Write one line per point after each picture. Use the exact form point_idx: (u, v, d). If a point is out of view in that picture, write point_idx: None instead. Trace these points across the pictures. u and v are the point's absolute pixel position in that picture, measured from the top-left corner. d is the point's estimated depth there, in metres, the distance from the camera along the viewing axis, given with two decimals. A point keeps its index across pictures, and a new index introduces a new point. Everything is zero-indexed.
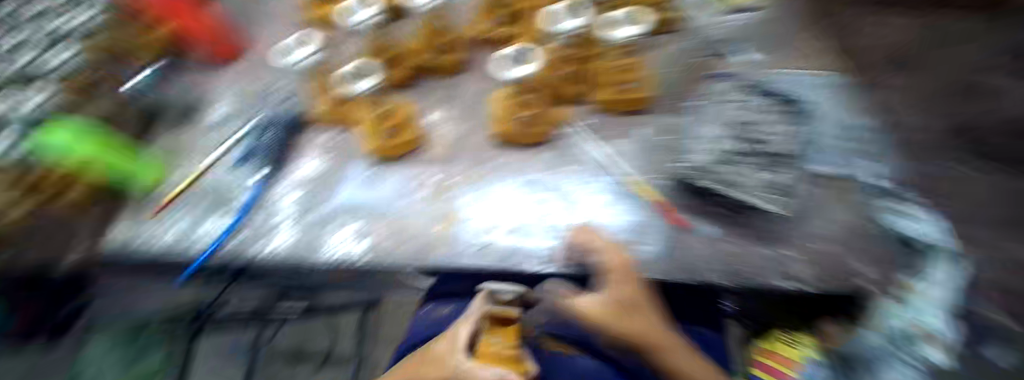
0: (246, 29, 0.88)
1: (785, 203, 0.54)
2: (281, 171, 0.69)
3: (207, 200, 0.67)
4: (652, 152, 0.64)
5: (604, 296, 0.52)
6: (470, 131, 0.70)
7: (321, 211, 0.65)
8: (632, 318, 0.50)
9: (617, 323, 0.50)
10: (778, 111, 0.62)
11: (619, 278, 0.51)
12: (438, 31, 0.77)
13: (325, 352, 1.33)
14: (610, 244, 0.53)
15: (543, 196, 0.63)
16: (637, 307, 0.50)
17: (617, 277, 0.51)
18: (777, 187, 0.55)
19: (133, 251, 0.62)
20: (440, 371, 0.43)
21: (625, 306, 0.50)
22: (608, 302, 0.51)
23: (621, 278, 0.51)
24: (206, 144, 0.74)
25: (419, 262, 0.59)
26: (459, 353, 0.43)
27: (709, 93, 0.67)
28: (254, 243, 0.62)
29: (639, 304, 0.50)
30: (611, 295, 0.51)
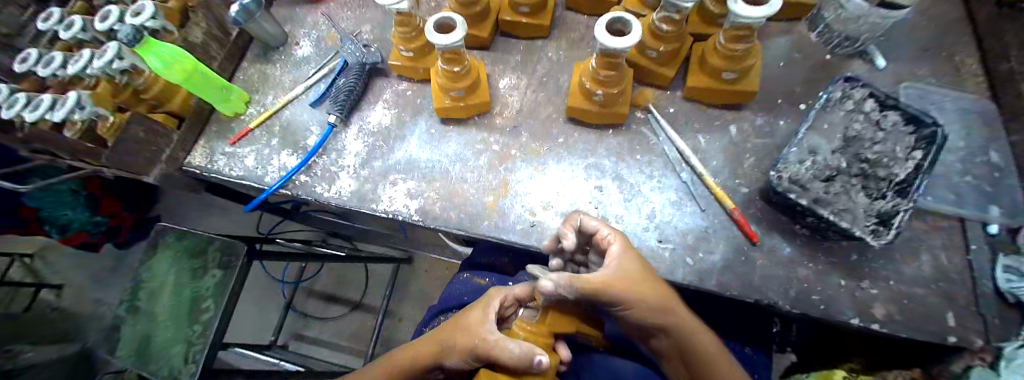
0: None
1: (886, 236, 0.46)
2: (351, 118, 0.70)
3: (282, 137, 0.71)
4: (735, 155, 0.58)
5: (614, 268, 0.40)
6: (545, 104, 0.68)
7: (381, 165, 0.65)
8: (640, 290, 0.40)
9: (632, 297, 0.39)
10: (902, 126, 0.51)
11: (615, 247, 0.42)
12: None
13: (356, 299, 1.40)
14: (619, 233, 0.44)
15: (605, 184, 0.59)
16: (643, 276, 0.41)
17: (616, 249, 0.42)
18: (881, 218, 0.47)
19: (215, 173, 0.69)
20: (467, 340, 0.42)
21: (630, 276, 0.40)
22: (617, 276, 0.40)
23: (617, 249, 0.42)
24: (289, 80, 0.77)
25: (463, 231, 0.58)
26: (489, 327, 0.42)
27: (839, 87, 0.54)
28: (313, 186, 0.64)
29: (642, 273, 0.41)
30: (619, 267, 0.40)
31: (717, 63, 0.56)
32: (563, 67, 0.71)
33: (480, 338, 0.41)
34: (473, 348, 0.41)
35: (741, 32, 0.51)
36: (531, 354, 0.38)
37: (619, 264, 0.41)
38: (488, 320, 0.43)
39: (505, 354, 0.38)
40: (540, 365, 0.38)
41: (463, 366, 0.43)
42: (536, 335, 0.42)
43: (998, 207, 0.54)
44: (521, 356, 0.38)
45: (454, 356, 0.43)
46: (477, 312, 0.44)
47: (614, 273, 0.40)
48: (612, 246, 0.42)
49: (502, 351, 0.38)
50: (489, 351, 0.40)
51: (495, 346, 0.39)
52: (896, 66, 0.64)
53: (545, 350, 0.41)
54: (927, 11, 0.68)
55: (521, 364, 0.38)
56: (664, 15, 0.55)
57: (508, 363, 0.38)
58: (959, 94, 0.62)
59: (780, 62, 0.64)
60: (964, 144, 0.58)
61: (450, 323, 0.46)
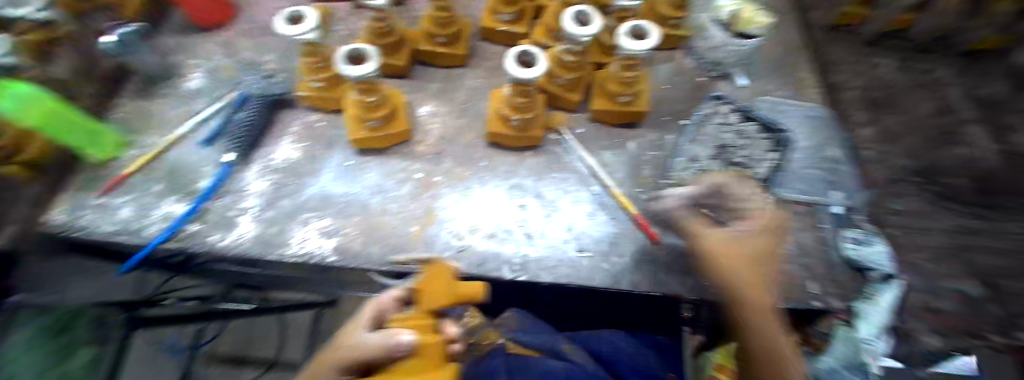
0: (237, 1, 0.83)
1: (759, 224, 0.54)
2: (253, 156, 0.65)
3: (166, 182, 0.62)
4: (636, 166, 0.65)
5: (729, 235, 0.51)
6: (465, 129, 0.69)
7: (289, 204, 0.61)
8: (746, 266, 0.48)
9: (730, 267, 0.49)
10: (754, 134, 0.64)
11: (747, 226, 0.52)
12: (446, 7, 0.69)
13: (271, 357, 1.25)
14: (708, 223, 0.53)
15: (527, 202, 0.62)
16: (757, 255, 0.50)
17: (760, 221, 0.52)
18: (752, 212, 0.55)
19: (77, 232, 0.57)
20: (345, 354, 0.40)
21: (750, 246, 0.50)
22: (736, 241, 0.50)
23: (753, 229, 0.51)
24: (175, 117, 0.69)
25: (387, 265, 0.56)
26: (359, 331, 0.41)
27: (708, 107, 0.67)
28: (205, 235, 0.57)
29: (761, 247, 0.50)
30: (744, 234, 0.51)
31: (615, 88, 0.64)
32: (480, 93, 0.73)
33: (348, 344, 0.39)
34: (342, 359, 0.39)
35: (630, 61, 0.60)
36: (393, 336, 0.36)
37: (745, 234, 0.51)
38: (362, 328, 0.42)
39: (365, 349, 0.37)
40: (402, 346, 0.36)
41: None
42: (414, 318, 0.40)
43: (837, 193, 0.67)
44: (377, 343, 0.36)
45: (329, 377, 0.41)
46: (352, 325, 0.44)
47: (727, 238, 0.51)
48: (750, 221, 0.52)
49: (364, 346, 0.37)
50: (355, 355, 0.38)
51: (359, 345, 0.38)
52: (752, 84, 0.77)
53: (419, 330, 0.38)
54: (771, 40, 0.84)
55: (383, 353, 0.36)
56: (568, 47, 0.62)
57: (373, 357, 0.36)
58: (800, 105, 0.76)
59: (665, 85, 0.74)
60: (807, 144, 0.71)
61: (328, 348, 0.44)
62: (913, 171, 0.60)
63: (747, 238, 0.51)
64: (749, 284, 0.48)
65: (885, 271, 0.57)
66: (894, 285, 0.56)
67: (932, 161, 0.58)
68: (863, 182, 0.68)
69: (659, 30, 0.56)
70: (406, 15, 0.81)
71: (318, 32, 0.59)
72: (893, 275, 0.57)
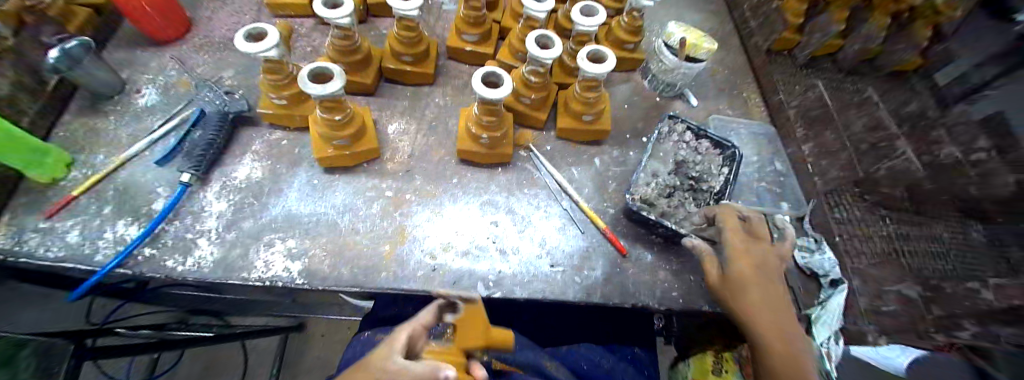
0: (193, 16, 0.81)
1: None
2: (213, 175, 0.62)
3: (116, 204, 0.59)
4: (602, 181, 0.67)
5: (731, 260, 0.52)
6: (434, 146, 0.70)
7: (251, 226, 0.59)
8: (753, 288, 0.48)
9: (741, 286, 0.49)
10: (714, 147, 0.66)
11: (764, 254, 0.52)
12: (411, 28, 0.69)
13: None
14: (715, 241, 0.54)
15: (499, 218, 0.63)
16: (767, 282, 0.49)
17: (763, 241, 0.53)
18: None
19: (25, 256, 0.53)
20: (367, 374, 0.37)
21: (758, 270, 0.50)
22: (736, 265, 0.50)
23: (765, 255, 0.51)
24: (126, 135, 0.66)
25: (357, 286, 0.55)
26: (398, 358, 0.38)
27: (673, 121, 0.68)
28: (161, 261, 0.54)
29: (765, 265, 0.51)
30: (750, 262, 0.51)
31: (578, 108, 0.65)
32: (449, 111, 0.74)
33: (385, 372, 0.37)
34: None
35: (590, 83, 0.62)
36: (440, 369, 0.36)
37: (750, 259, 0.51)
38: (393, 352, 0.39)
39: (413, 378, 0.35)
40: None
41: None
42: (448, 355, 0.41)
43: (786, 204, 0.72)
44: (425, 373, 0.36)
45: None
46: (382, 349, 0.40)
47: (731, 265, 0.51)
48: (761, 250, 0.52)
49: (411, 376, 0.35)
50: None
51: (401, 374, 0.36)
52: (707, 102, 0.82)
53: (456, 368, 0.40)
54: (722, 62, 0.90)
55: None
56: (532, 68, 0.62)
57: None
58: (750, 122, 0.82)
59: (626, 103, 0.77)
60: (758, 159, 0.77)
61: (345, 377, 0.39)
62: (852, 182, 0.65)
63: (761, 260, 0.51)
64: (755, 312, 0.47)
65: (832, 276, 0.62)
66: (841, 288, 0.60)
67: (867, 171, 0.62)
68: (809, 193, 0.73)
69: (615, 54, 0.59)
70: (371, 34, 0.82)
71: (279, 50, 0.58)
72: (840, 279, 0.61)
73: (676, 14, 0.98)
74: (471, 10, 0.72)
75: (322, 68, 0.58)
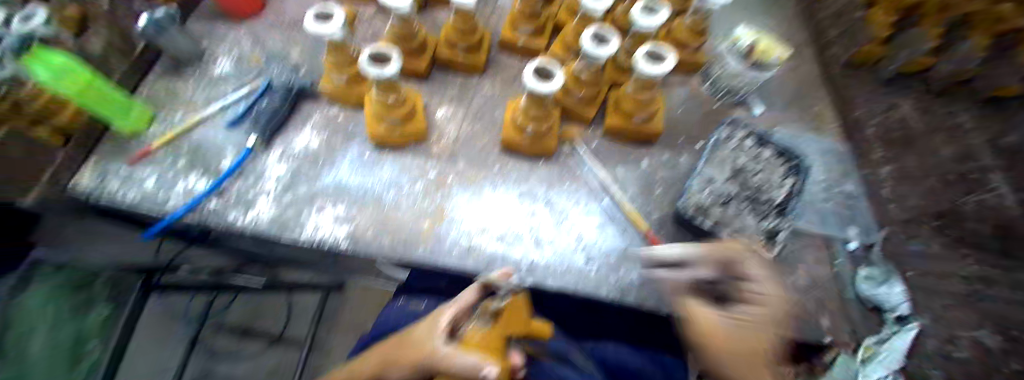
0: None
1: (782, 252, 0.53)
2: (279, 139, 0.67)
3: (191, 159, 0.65)
4: (648, 184, 0.65)
5: (729, 323, 0.44)
6: (479, 133, 0.71)
7: (306, 190, 0.63)
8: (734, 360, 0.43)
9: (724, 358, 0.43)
10: (776, 157, 0.61)
11: (759, 311, 0.44)
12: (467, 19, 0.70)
13: (276, 333, 1.28)
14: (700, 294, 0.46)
15: (537, 209, 0.63)
16: (766, 348, 0.42)
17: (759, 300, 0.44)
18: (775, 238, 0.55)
19: (106, 197, 0.61)
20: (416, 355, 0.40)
21: (755, 338, 0.43)
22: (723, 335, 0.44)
23: (759, 314, 0.44)
24: (205, 98, 0.72)
25: (396, 258, 0.57)
26: (437, 340, 0.41)
27: (733, 126, 0.65)
28: (225, 213, 0.60)
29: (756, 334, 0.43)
30: (739, 324, 0.44)
31: (630, 107, 0.63)
32: (497, 101, 0.75)
33: (427, 352, 0.40)
34: (420, 364, 0.40)
35: (647, 83, 0.59)
36: (481, 366, 0.36)
37: (743, 320, 0.44)
38: (435, 336, 0.41)
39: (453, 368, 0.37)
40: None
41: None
42: (490, 342, 0.41)
43: (854, 229, 0.66)
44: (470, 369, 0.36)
45: (398, 372, 0.42)
46: (425, 327, 0.44)
47: (726, 328, 0.44)
48: (756, 307, 0.44)
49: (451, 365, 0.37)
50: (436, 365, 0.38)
51: (443, 359, 0.38)
52: (771, 113, 0.77)
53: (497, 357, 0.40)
54: (792, 70, 0.84)
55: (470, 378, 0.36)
56: (584, 65, 0.61)
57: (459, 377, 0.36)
58: (819, 137, 0.76)
59: (681, 107, 0.74)
60: (825, 177, 0.71)
61: (395, 344, 0.45)
62: (935, 213, 0.59)
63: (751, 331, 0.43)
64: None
65: (899, 313, 0.57)
66: (908, 328, 0.55)
67: (956, 204, 0.56)
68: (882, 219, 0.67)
69: (677, 55, 0.57)
70: (428, 21, 0.84)
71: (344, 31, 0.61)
72: (908, 317, 0.56)
73: (743, 17, 0.92)
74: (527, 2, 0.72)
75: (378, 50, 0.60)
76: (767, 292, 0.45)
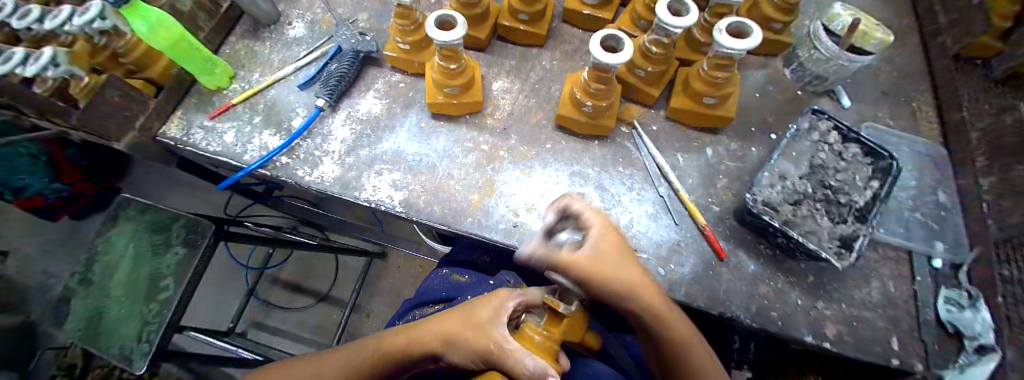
0: None
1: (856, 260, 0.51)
2: (344, 102, 0.70)
3: (264, 115, 0.70)
4: (710, 174, 0.62)
5: (587, 251, 0.46)
6: (536, 109, 0.69)
7: (365, 154, 0.65)
8: (615, 272, 0.45)
9: (605, 278, 0.45)
10: (857, 159, 0.57)
11: (592, 233, 0.47)
12: None
13: (324, 291, 1.40)
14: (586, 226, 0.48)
15: (588, 191, 0.61)
16: (620, 263, 0.46)
17: (594, 231, 0.47)
18: (852, 245, 0.51)
19: (190, 146, 0.67)
20: (483, 342, 0.45)
21: (607, 255, 0.46)
22: (596, 259, 0.46)
23: (596, 232, 0.47)
24: (279, 59, 0.76)
25: (447, 225, 0.59)
26: (503, 332, 0.44)
27: (824, 118, 0.59)
28: (291, 170, 0.64)
29: (619, 256, 0.47)
30: (592, 248, 0.46)
31: (700, 89, 0.59)
32: (556, 75, 0.73)
33: (494, 342, 0.44)
34: (487, 352, 0.44)
35: (723, 61, 0.55)
36: (545, 375, 0.40)
37: (597, 245, 0.47)
38: (501, 325, 0.45)
39: (520, 369, 0.41)
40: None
41: (466, 365, 0.47)
42: (548, 343, 0.43)
43: (941, 244, 0.60)
44: (534, 374, 0.40)
45: (465, 353, 0.46)
46: (490, 311, 0.47)
47: (587, 254, 0.46)
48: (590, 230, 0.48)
49: (518, 363, 0.41)
50: (499, 357, 0.43)
51: (509, 355, 0.42)
52: (859, 107, 0.70)
53: (550, 359, 0.43)
54: (891, 60, 0.75)
55: (531, 378, 0.40)
56: (655, 38, 0.57)
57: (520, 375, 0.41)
58: (913, 138, 0.68)
59: (757, 93, 0.69)
60: (915, 183, 0.64)
61: (460, 323, 0.48)
62: None
63: (614, 259, 0.46)
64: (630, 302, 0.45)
65: (982, 341, 0.52)
66: (990, 359, 0.51)
67: None
68: (975, 237, 0.60)
69: (762, 30, 0.53)
70: None
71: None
72: (991, 347, 0.52)
73: None
74: None
75: (444, 15, 0.59)
76: (590, 220, 0.48)
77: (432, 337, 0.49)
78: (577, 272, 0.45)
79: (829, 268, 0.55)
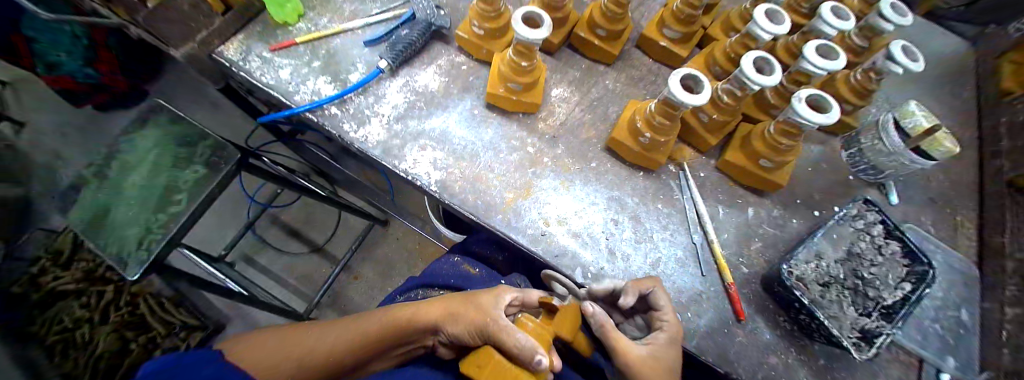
0: None
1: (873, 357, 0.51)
2: (405, 69, 0.70)
3: (324, 61, 0.69)
4: (746, 235, 0.61)
5: (644, 349, 0.44)
6: (589, 125, 0.69)
7: (413, 125, 0.65)
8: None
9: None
10: (893, 258, 0.57)
11: (662, 336, 0.46)
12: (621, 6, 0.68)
13: (319, 243, 1.40)
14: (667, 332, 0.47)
15: (622, 219, 0.61)
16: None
17: (663, 334, 0.46)
18: (874, 342, 0.51)
19: (245, 72, 0.67)
20: (480, 319, 0.44)
21: (666, 363, 0.44)
22: (653, 360, 0.44)
23: (662, 338, 0.46)
24: (351, 10, 0.76)
25: (478, 217, 0.59)
26: (500, 312, 0.44)
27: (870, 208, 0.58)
28: (337, 123, 0.63)
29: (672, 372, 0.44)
30: (652, 350, 0.44)
31: (760, 149, 0.59)
32: (616, 98, 0.73)
33: (492, 319, 0.43)
34: (483, 327, 0.43)
35: (791, 129, 0.55)
36: (534, 351, 0.39)
37: (656, 348, 0.45)
38: (499, 307, 0.45)
39: (511, 341, 0.40)
40: (540, 366, 0.38)
41: (463, 340, 0.46)
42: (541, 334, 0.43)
43: (954, 361, 0.59)
44: (525, 348, 0.39)
45: (460, 325, 0.46)
46: (491, 295, 0.47)
47: (642, 352, 0.44)
48: (658, 332, 0.46)
49: (509, 337, 0.40)
50: (492, 332, 0.42)
51: (502, 331, 0.41)
52: (905, 206, 0.69)
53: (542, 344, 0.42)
54: (944, 168, 0.74)
55: (522, 354, 0.39)
56: (729, 88, 0.57)
57: (510, 348, 0.40)
58: (951, 251, 0.67)
59: (809, 167, 0.68)
60: (941, 295, 0.64)
61: (462, 299, 0.49)
62: None
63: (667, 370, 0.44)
64: None
65: None
66: None
67: None
68: (987, 362, 0.60)
69: (840, 110, 0.53)
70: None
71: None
72: None
73: (910, 91, 0.82)
74: (687, 7, 0.67)
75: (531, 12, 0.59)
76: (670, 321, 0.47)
77: (434, 308, 0.49)
78: (628, 363, 0.43)
79: (840, 356, 0.55)
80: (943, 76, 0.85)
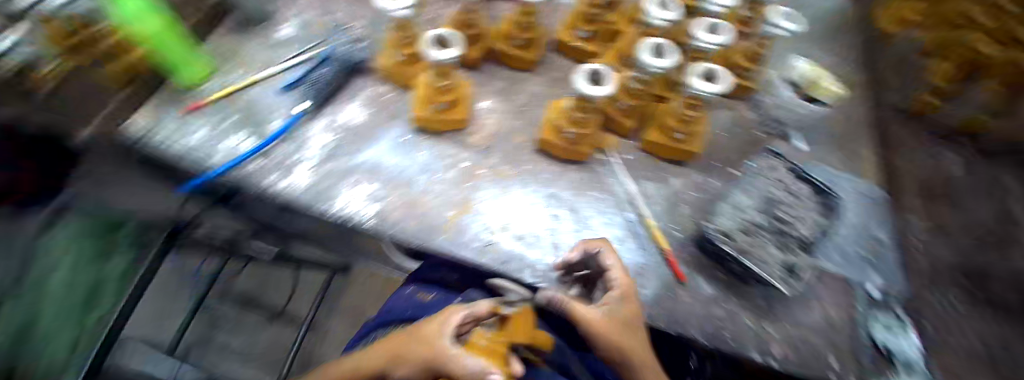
0: None
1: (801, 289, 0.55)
2: (325, 109, 0.70)
3: (240, 115, 0.68)
4: (679, 203, 0.66)
5: (600, 309, 0.46)
6: (517, 130, 0.72)
7: (340, 163, 0.65)
8: (629, 341, 0.44)
9: (614, 339, 0.44)
10: (807, 197, 0.62)
11: (614, 294, 0.47)
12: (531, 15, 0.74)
13: (279, 307, 1.34)
14: (627, 290, 0.48)
15: (561, 213, 0.64)
16: (636, 331, 0.46)
17: (615, 291, 0.48)
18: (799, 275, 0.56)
19: (148, 145, 0.63)
20: (424, 351, 0.37)
21: (623, 320, 0.46)
22: (611, 317, 0.45)
23: (615, 295, 0.47)
24: (261, 61, 0.76)
25: (420, 240, 0.59)
26: (447, 340, 0.37)
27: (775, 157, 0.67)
28: (259, 177, 0.62)
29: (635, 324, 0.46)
30: (607, 309, 0.46)
31: (672, 123, 0.65)
32: (539, 100, 0.76)
33: (436, 350, 0.36)
34: (429, 363, 0.36)
35: (694, 101, 0.63)
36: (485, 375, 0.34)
37: (613, 305, 0.46)
38: (446, 333, 0.38)
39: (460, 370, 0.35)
40: None
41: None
42: (493, 349, 0.38)
43: (878, 276, 0.65)
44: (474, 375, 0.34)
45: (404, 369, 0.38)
46: (436, 322, 0.40)
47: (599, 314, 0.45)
48: (610, 292, 0.48)
49: (456, 364, 0.35)
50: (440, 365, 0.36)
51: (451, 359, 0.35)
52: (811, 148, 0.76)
53: (499, 363, 0.37)
54: (839, 109, 0.83)
55: None
56: (638, 75, 0.65)
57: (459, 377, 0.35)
58: (856, 180, 0.75)
59: (721, 132, 0.74)
60: (856, 220, 0.70)
61: (403, 334, 0.41)
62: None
63: (630, 327, 0.46)
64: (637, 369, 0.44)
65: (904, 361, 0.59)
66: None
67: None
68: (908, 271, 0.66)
69: (732, 78, 0.61)
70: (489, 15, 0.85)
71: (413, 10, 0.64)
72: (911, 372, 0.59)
73: (798, 48, 0.91)
74: None
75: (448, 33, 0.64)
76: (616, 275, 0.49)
77: (375, 355, 0.40)
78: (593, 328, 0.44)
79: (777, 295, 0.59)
80: (824, 29, 0.96)
